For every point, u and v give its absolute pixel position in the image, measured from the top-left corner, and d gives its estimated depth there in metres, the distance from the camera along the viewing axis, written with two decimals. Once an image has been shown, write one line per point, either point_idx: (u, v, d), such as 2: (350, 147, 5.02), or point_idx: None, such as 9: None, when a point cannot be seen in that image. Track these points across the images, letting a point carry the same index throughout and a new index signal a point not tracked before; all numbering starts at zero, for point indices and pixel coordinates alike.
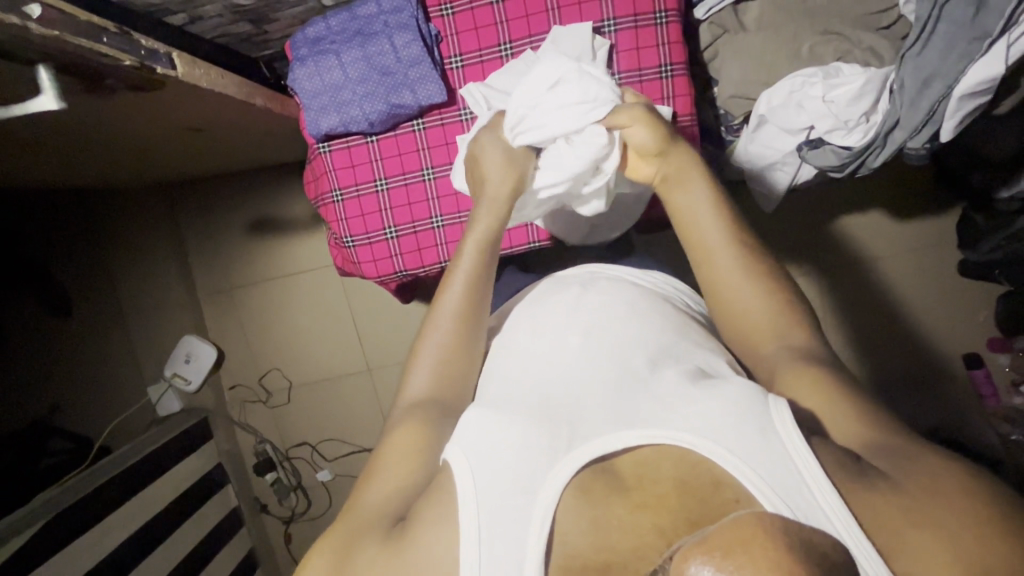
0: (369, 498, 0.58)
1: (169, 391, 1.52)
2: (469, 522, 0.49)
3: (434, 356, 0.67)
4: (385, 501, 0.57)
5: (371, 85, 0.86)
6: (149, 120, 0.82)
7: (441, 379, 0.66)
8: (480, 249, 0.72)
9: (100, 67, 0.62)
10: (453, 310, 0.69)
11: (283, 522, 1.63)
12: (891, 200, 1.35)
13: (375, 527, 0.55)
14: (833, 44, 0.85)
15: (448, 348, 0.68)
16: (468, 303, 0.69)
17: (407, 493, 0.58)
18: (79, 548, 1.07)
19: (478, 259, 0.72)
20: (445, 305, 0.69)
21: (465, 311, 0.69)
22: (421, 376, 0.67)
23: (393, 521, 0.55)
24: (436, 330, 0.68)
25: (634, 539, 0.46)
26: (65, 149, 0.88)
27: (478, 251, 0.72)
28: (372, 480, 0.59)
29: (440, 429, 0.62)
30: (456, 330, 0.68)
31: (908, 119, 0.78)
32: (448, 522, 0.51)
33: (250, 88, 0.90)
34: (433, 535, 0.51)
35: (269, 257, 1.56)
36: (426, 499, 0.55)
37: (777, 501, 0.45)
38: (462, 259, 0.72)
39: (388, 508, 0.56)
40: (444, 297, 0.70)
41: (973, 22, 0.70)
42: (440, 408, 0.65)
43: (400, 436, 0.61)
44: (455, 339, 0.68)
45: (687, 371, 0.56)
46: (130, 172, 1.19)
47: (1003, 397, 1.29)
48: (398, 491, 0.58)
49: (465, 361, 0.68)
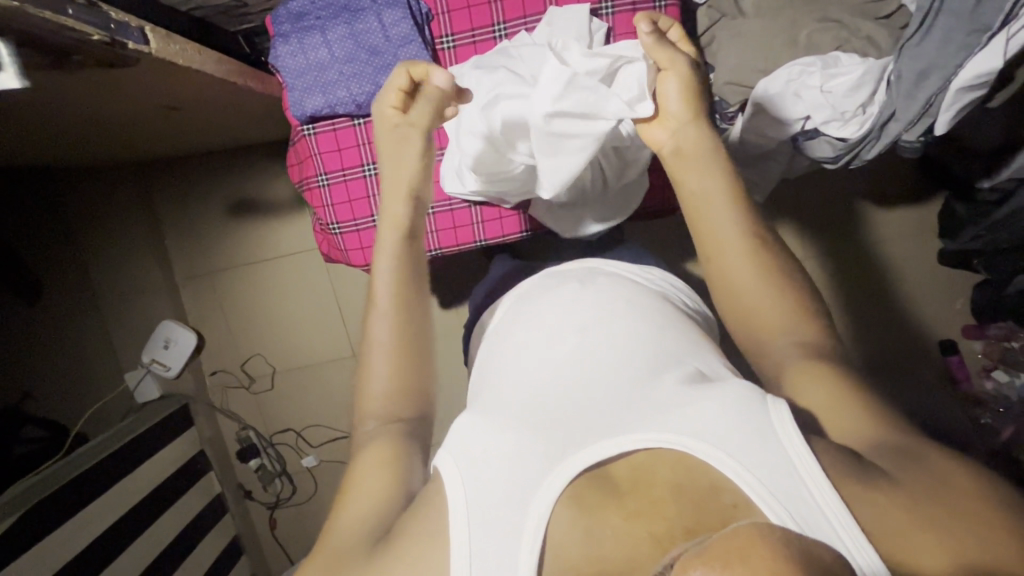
0: (339, 525, 0.55)
1: (147, 376, 1.47)
2: (460, 530, 0.48)
3: (384, 375, 0.66)
4: (356, 521, 0.55)
5: (358, 65, 0.83)
6: (119, 97, 0.77)
7: (398, 392, 0.66)
8: (408, 264, 0.72)
9: (66, 41, 0.58)
10: (393, 324, 0.68)
11: (267, 507, 1.62)
12: (876, 189, 1.36)
13: (355, 547, 0.53)
14: (832, 32, 0.84)
15: (397, 358, 0.67)
16: (403, 324, 0.69)
17: (377, 513, 0.55)
18: (55, 543, 1.04)
19: (407, 270, 0.71)
20: (384, 324, 0.68)
21: (401, 324, 0.68)
22: (376, 397, 0.65)
23: (373, 541, 0.53)
24: (380, 353, 0.67)
25: (629, 549, 0.46)
26: (29, 127, 0.82)
27: (407, 265, 0.71)
28: (342, 504, 0.57)
29: (410, 445, 0.62)
30: (397, 351, 0.67)
31: (903, 112, 0.77)
32: (438, 534, 0.50)
33: (229, 65, 0.85)
34: (421, 551, 0.50)
35: (250, 240, 1.51)
36: (412, 513, 0.53)
37: (778, 509, 0.45)
38: (396, 270, 0.71)
39: (364, 531, 0.54)
40: (386, 313, 0.69)
41: (973, 12, 0.68)
42: (405, 418, 0.64)
43: (365, 457, 0.60)
44: (399, 353, 0.67)
45: (686, 373, 0.55)
46: (99, 151, 1.13)
47: (975, 381, 1.34)
48: (368, 512, 0.55)
49: (413, 366, 0.67)
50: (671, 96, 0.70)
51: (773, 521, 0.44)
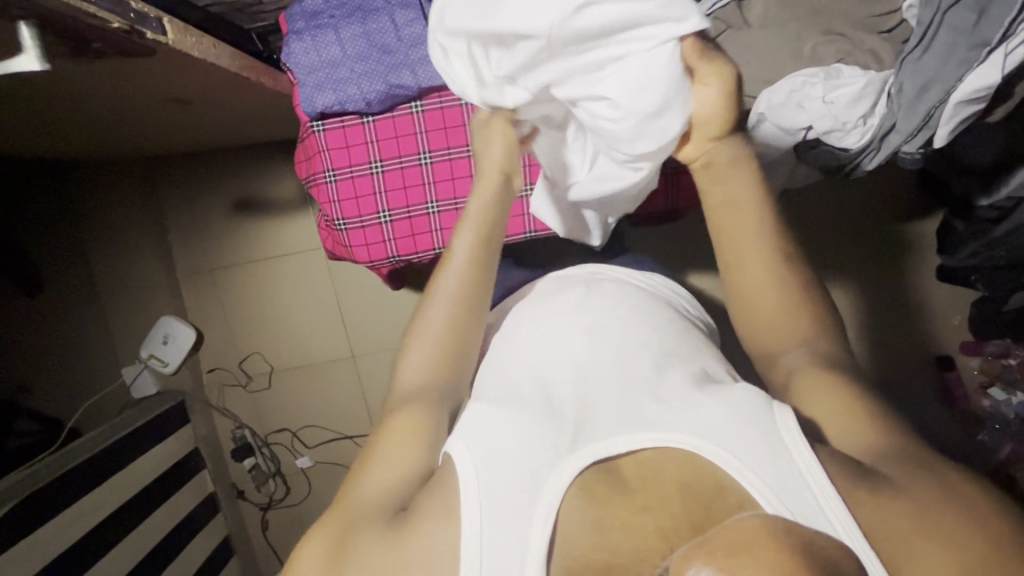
0: (365, 489, 0.55)
1: (145, 372, 1.46)
2: (470, 519, 0.48)
3: (441, 333, 0.65)
4: (388, 487, 0.55)
5: (370, 64, 0.84)
6: (135, 88, 0.78)
7: (451, 355, 0.65)
8: (489, 227, 0.70)
9: (87, 29, 0.59)
10: (460, 284, 0.67)
11: (260, 508, 1.60)
12: (875, 204, 1.38)
13: (375, 514, 0.53)
14: (834, 45, 0.85)
15: (449, 343, 0.65)
16: (473, 285, 0.67)
17: (408, 485, 0.56)
18: (47, 535, 1.03)
19: (487, 240, 0.69)
20: (452, 280, 0.67)
21: (471, 287, 0.67)
22: (425, 355, 0.65)
23: (394, 510, 0.53)
24: (441, 309, 0.66)
25: (637, 542, 0.46)
26: (39, 116, 0.83)
27: (487, 229, 0.70)
28: (371, 465, 0.57)
29: (444, 410, 0.61)
30: (462, 304, 0.66)
31: (904, 123, 0.79)
32: (447, 525, 0.50)
33: (242, 59, 0.87)
34: (440, 531, 0.50)
35: (253, 238, 1.52)
36: (427, 491, 0.54)
37: (775, 502, 0.46)
38: (477, 237, 0.69)
39: (386, 499, 0.55)
40: (456, 274, 0.67)
41: (974, 29, 0.70)
42: (443, 389, 0.63)
43: (405, 417, 0.60)
44: (459, 316, 0.66)
45: (691, 375, 0.57)
46: (105, 144, 1.13)
47: (970, 399, 1.35)
48: (402, 481, 0.56)
49: (469, 329, 0.66)
50: (703, 105, 0.63)
51: (770, 512, 0.45)
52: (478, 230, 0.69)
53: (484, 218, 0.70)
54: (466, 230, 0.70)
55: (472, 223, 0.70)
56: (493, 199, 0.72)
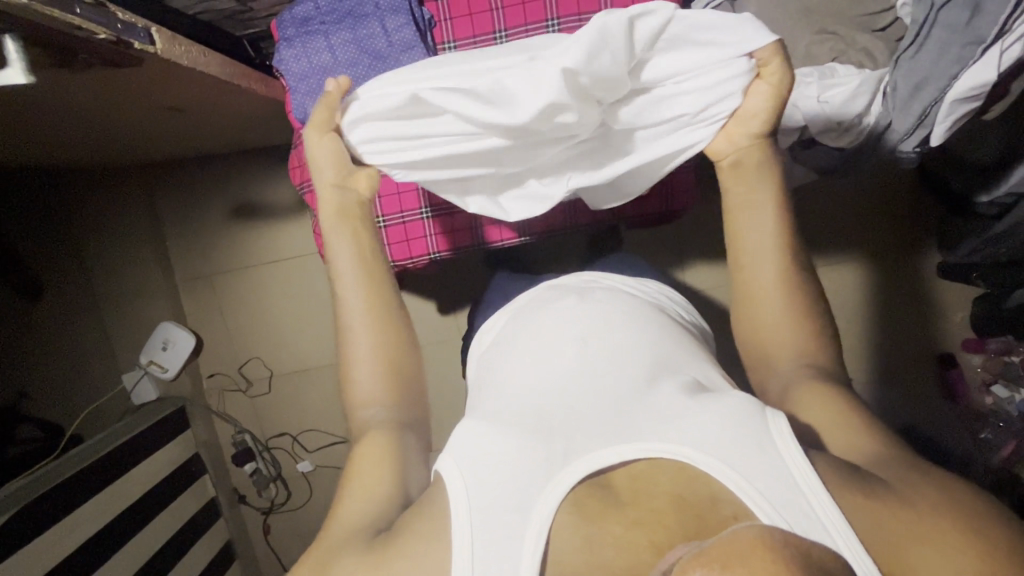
0: (341, 519, 0.56)
1: (145, 379, 1.47)
2: (461, 535, 0.48)
3: (373, 361, 0.66)
4: (359, 516, 0.55)
5: (362, 70, 0.84)
6: (128, 96, 0.78)
7: (391, 379, 0.66)
8: (364, 250, 0.69)
9: (73, 39, 0.59)
10: (360, 311, 0.67)
11: (262, 512, 1.60)
12: (875, 202, 1.37)
13: (353, 539, 0.53)
14: (829, 44, 0.85)
15: (384, 356, 0.66)
16: (376, 308, 0.67)
17: (384, 505, 0.56)
18: (48, 543, 1.03)
19: (366, 257, 0.69)
20: (355, 309, 0.67)
21: (373, 309, 0.67)
22: (366, 383, 0.65)
23: (378, 529, 0.54)
24: (359, 340, 0.66)
25: (630, 556, 0.46)
26: (28, 126, 0.83)
27: (364, 250, 0.69)
28: (344, 498, 0.58)
29: (407, 434, 0.63)
30: (376, 327, 0.67)
31: (900, 122, 0.79)
32: (441, 539, 0.49)
33: (233, 68, 0.87)
34: (426, 550, 0.49)
35: (250, 244, 1.52)
36: (416, 510, 0.54)
37: (772, 514, 0.45)
38: (357, 260, 0.68)
39: (368, 522, 0.55)
40: (354, 301, 0.67)
41: (967, 26, 0.69)
42: (400, 412, 0.64)
43: (365, 447, 0.61)
44: (381, 342, 0.66)
45: (684, 383, 0.56)
46: (100, 151, 1.13)
47: (974, 397, 1.35)
48: (372, 505, 0.56)
49: (396, 350, 0.67)
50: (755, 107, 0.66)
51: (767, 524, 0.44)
52: (358, 248, 0.69)
53: (352, 242, 0.69)
54: (343, 251, 0.69)
55: (339, 236, 0.69)
56: (358, 220, 0.71)
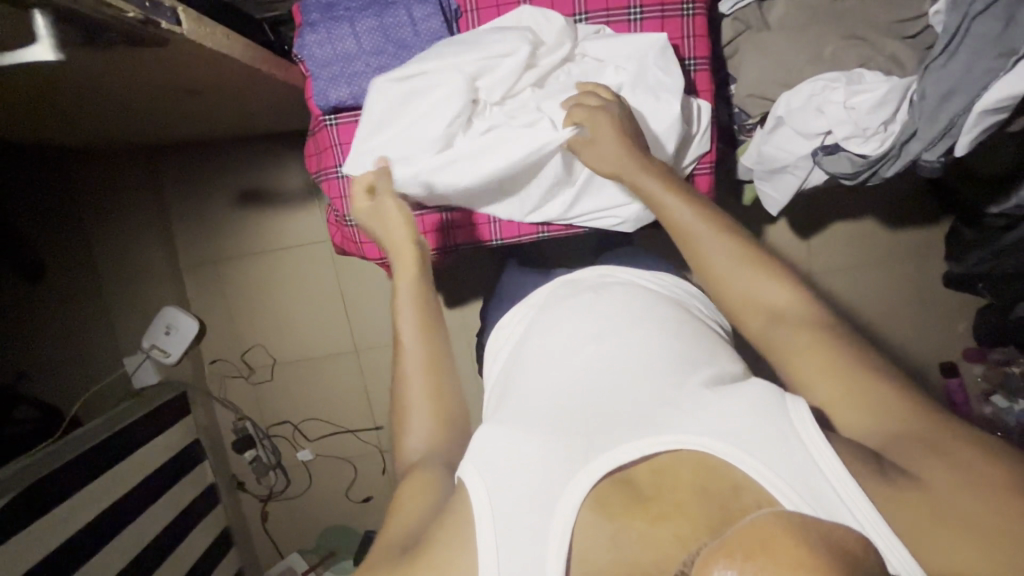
0: (390, 534, 0.56)
1: (145, 363, 1.47)
2: (484, 532, 0.49)
3: (424, 401, 0.68)
4: (406, 529, 0.56)
5: (386, 59, 0.83)
6: (147, 76, 0.77)
7: (439, 420, 0.67)
8: (426, 303, 0.73)
9: (101, 17, 0.58)
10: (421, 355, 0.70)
11: (260, 499, 1.60)
12: (885, 209, 1.37)
13: (388, 554, 0.54)
14: (856, 49, 0.84)
15: (435, 398, 0.68)
16: (439, 361, 0.71)
17: (424, 521, 0.56)
18: (49, 525, 1.03)
19: (425, 305, 0.73)
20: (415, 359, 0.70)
21: (434, 357, 0.70)
22: (421, 429, 0.67)
23: (406, 546, 0.54)
24: (414, 382, 0.69)
25: (659, 550, 0.46)
26: (41, 104, 0.82)
27: (425, 303, 0.73)
28: (394, 516, 0.58)
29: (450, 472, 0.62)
30: (433, 364, 0.70)
31: (926, 131, 0.78)
32: (465, 546, 0.49)
33: (255, 51, 0.85)
34: (451, 555, 0.50)
35: (257, 230, 1.50)
36: (440, 524, 0.53)
37: (796, 499, 0.46)
38: (419, 315, 0.72)
39: (407, 537, 0.55)
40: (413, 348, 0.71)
41: (1000, 36, 0.69)
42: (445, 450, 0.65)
43: (411, 481, 0.61)
44: (435, 385, 0.69)
45: (706, 377, 0.56)
46: (106, 133, 1.12)
47: (973, 405, 1.33)
48: (413, 524, 0.56)
49: (445, 383, 0.70)
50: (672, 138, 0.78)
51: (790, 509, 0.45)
52: (414, 296, 0.73)
53: (417, 294, 0.73)
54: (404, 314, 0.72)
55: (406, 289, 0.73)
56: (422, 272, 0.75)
